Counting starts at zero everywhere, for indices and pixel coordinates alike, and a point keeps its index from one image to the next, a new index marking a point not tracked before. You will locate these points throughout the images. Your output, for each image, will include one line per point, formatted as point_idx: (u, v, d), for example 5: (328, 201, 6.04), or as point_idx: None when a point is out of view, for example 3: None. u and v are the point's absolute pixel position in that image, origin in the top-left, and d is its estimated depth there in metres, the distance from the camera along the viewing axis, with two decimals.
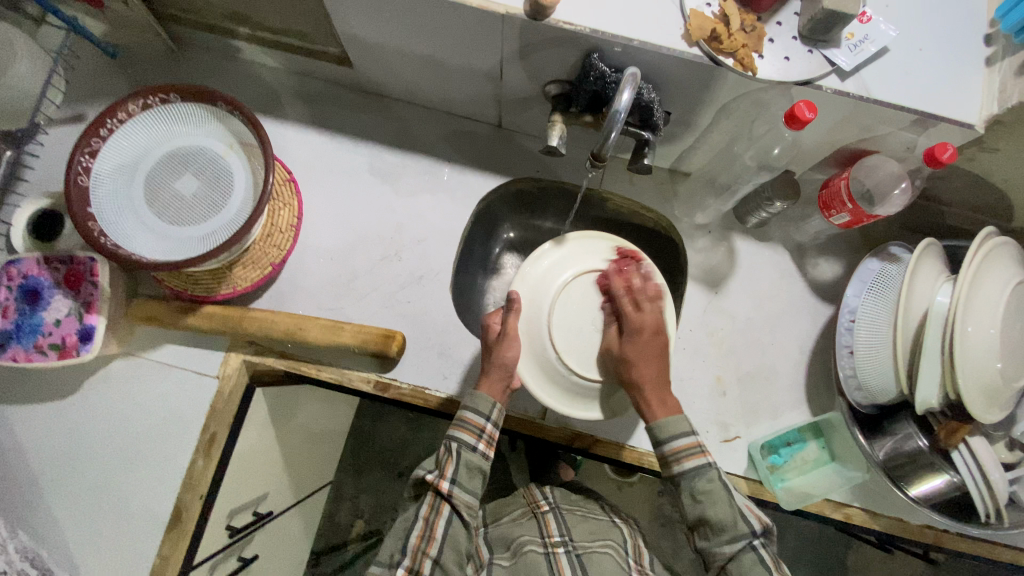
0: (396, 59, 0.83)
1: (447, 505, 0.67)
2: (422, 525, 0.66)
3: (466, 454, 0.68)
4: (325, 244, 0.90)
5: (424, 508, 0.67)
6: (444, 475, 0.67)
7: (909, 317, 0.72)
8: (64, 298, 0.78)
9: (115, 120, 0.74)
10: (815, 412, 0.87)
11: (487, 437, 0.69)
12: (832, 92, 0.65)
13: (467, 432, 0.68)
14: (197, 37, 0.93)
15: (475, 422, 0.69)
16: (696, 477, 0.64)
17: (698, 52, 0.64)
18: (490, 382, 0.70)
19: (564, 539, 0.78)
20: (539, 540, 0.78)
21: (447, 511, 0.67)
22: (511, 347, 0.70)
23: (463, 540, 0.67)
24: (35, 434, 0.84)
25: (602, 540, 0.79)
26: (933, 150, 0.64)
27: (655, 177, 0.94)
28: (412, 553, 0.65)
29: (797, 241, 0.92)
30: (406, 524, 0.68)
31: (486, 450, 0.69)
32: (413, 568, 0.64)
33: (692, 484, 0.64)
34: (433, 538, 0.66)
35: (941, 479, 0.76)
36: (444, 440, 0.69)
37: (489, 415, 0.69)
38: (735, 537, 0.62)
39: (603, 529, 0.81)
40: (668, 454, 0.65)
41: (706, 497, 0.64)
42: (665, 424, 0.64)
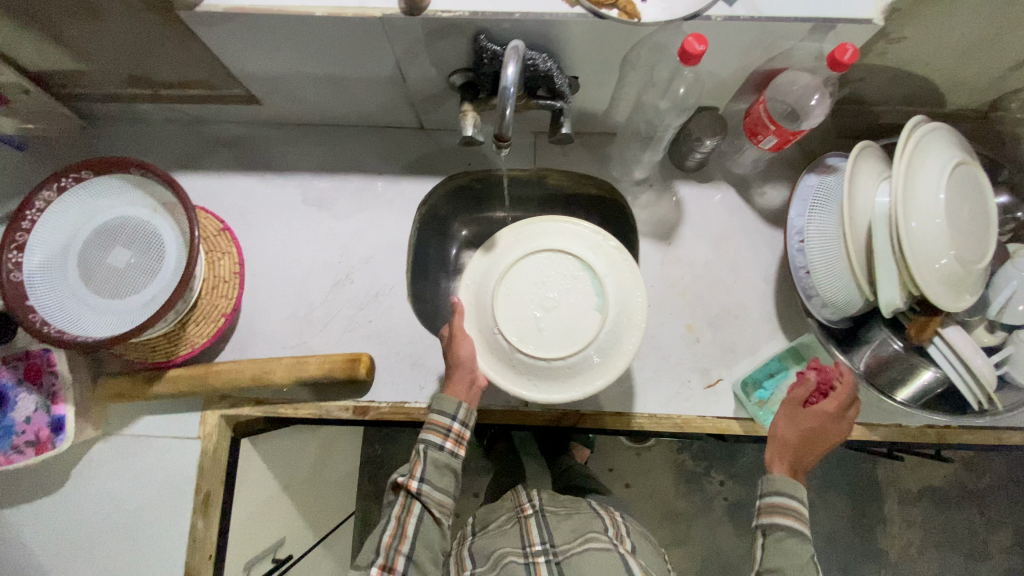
0: (301, 85, 0.82)
1: (417, 503, 0.70)
2: (394, 524, 0.69)
3: (434, 452, 0.71)
4: (276, 284, 0.89)
5: (396, 507, 0.70)
6: (413, 475, 0.70)
7: (856, 225, 0.72)
8: (29, 394, 0.78)
9: (35, 211, 0.74)
10: (793, 339, 0.86)
11: (455, 435, 0.72)
12: (723, 19, 0.64)
13: (435, 433, 0.71)
14: (105, 108, 0.93)
15: (442, 421, 0.71)
16: (790, 535, 0.66)
17: (581, 10, 0.63)
18: (456, 381, 0.71)
19: (545, 545, 0.78)
20: (521, 551, 0.78)
21: (418, 508, 0.70)
22: (464, 345, 0.71)
23: (435, 537, 0.70)
24: (35, 533, 0.84)
25: (583, 535, 0.78)
26: (833, 55, 0.62)
27: (586, 143, 0.93)
28: (384, 552, 0.67)
29: (739, 174, 0.91)
30: (378, 528, 0.70)
31: (455, 447, 0.72)
32: (386, 564, 0.66)
33: (785, 540, 0.66)
34: (406, 535, 0.69)
35: (928, 375, 0.76)
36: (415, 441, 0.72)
37: (456, 414, 0.71)
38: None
39: (585, 523, 0.81)
40: (767, 504, 0.68)
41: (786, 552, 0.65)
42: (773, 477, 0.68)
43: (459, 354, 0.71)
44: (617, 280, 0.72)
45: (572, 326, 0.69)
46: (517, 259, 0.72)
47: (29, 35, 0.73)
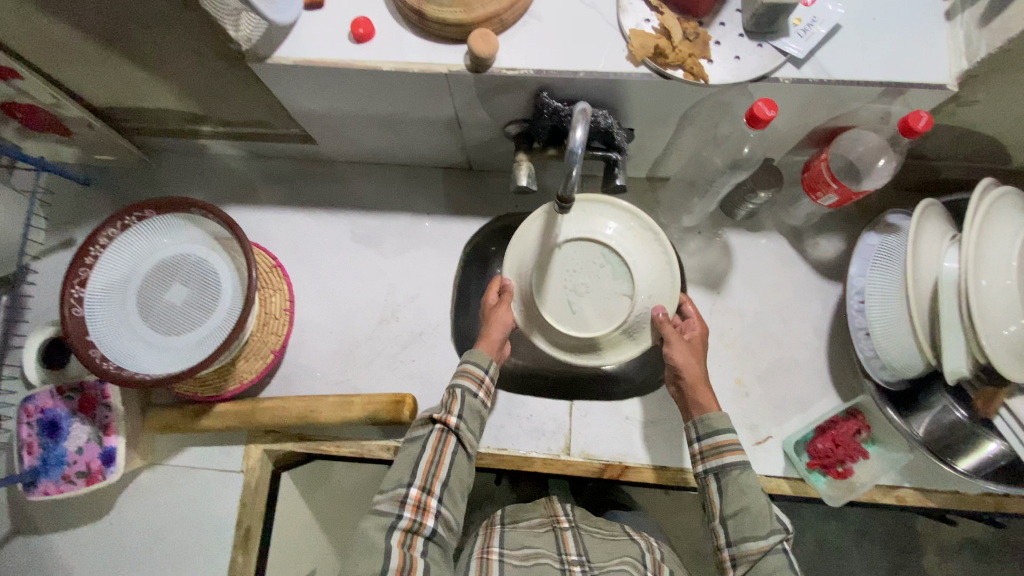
0: (357, 126, 0.84)
1: (454, 438, 0.68)
2: (430, 453, 0.66)
3: (469, 398, 0.69)
4: (323, 319, 0.90)
5: (431, 440, 0.67)
6: (452, 411, 0.68)
7: (919, 290, 0.69)
8: (82, 425, 0.79)
9: (97, 246, 0.75)
10: (846, 397, 0.84)
11: (487, 386, 0.71)
12: (791, 82, 0.63)
13: (470, 379, 0.70)
14: (165, 142, 0.95)
15: (476, 370, 0.71)
16: (742, 471, 0.67)
17: (646, 69, 0.63)
18: (488, 339, 0.74)
19: (581, 557, 0.76)
20: (555, 556, 0.76)
21: (455, 442, 0.68)
22: (502, 315, 0.74)
23: (465, 473, 0.68)
24: (80, 558, 0.86)
25: (620, 557, 0.76)
26: (907, 121, 0.61)
27: (635, 189, 0.93)
28: (422, 476, 0.65)
29: (791, 225, 0.90)
30: (412, 456, 0.67)
31: (486, 398, 0.71)
32: (425, 487, 0.65)
33: (740, 477, 0.66)
34: (442, 465, 0.67)
35: (992, 446, 0.74)
36: (449, 385, 0.70)
37: (489, 367, 0.72)
38: (771, 533, 0.63)
39: (622, 547, 0.79)
40: (712, 446, 0.69)
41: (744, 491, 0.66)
42: (714, 415, 0.70)
43: (494, 319, 0.74)
44: (653, 264, 0.73)
45: (607, 308, 0.71)
46: (555, 245, 0.71)
47: (102, 77, 0.75)
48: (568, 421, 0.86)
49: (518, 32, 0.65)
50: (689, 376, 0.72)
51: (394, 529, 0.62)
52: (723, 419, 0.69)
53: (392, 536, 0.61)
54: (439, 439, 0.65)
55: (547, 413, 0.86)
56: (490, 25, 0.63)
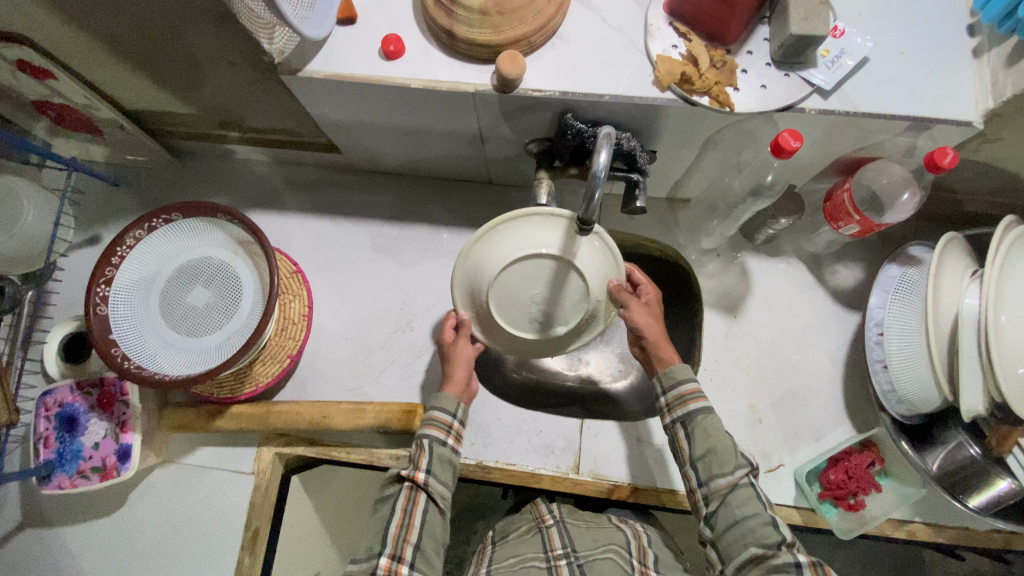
0: (381, 138, 0.85)
1: (423, 495, 0.67)
2: (400, 516, 0.66)
3: (437, 448, 0.69)
4: (340, 325, 0.91)
5: (400, 501, 0.67)
6: (419, 467, 0.68)
7: (939, 325, 0.69)
8: (99, 421, 0.81)
9: (124, 247, 0.78)
10: (860, 428, 0.83)
11: (456, 433, 0.71)
12: (816, 112, 0.63)
13: (437, 429, 0.70)
14: (193, 146, 0.98)
15: (443, 419, 0.71)
16: (707, 414, 0.66)
17: (671, 95, 0.64)
18: (454, 382, 0.73)
19: (567, 550, 0.74)
20: (542, 556, 0.75)
21: (424, 500, 0.67)
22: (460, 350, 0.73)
23: (439, 527, 0.67)
24: (91, 552, 0.87)
25: (605, 545, 0.75)
26: (932, 156, 0.61)
27: (654, 209, 0.93)
28: (393, 543, 0.65)
29: (811, 252, 0.89)
30: (383, 521, 0.67)
31: (456, 444, 0.71)
32: (395, 555, 0.64)
33: (706, 420, 0.66)
34: (412, 527, 0.66)
35: (1003, 485, 0.72)
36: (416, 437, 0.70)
37: (456, 411, 0.72)
38: (737, 469, 0.64)
39: (607, 535, 0.77)
40: (675, 396, 0.68)
41: (716, 434, 0.66)
42: (674, 366, 0.69)
43: (458, 357, 0.73)
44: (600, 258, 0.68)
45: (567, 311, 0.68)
46: (499, 274, 0.67)
47: (137, 82, 0.77)
48: (577, 439, 0.86)
49: (545, 53, 0.66)
50: (651, 335, 0.69)
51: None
52: (686, 369, 0.68)
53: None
54: (406, 499, 0.65)
55: (557, 430, 0.86)
56: (518, 46, 0.64)
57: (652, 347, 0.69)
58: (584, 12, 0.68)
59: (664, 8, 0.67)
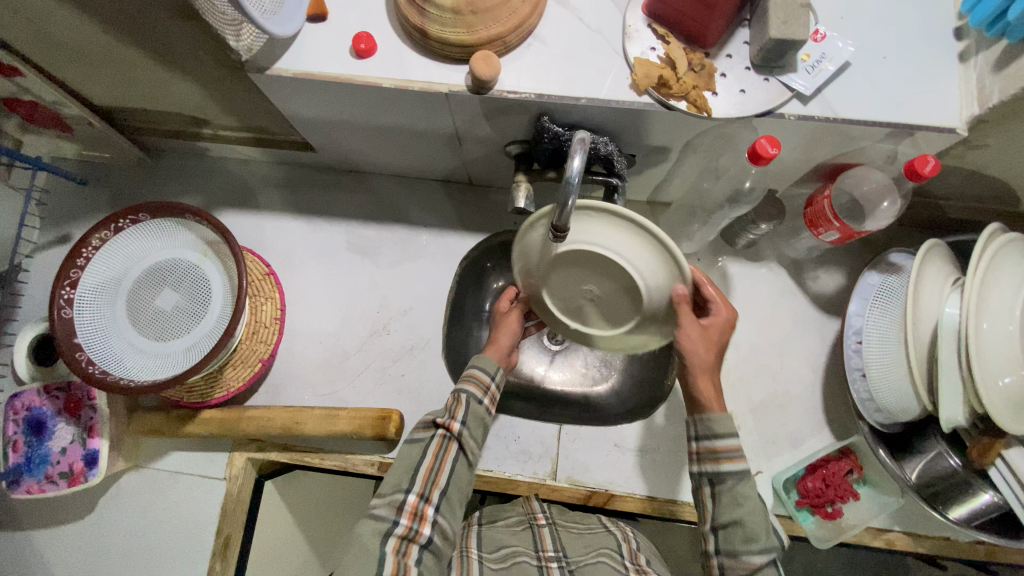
0: (358, 137, 0.83)
1: (456, 445, 0.65)
2: (430, 458, 0.63)
3: (473, 404, 0.67)
4: (315, 328, 0.90)
5: (431, 446, 0.64)
6: (455, 417, 0.65)
7: (919, 334, 0.68)
8: (66, 425, 0.79)
9: (89, 249, 0.75)
10: (839, 435, 0.82)
11: (491, 394, 0.70)
12: (796, 118, 0.62)
13: (475, 386, 0.68)
14: (166, 143, 0.95)
15: (480, 377, 0.69)
16: (739, 481, 0.63)
17: (649, 98, 0.62)
18: (497, 346, 0.75)
19: (558, 554, 0.73)
20: (533, 554, 0.73)
21: (456, 450, 0.64)
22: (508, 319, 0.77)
23: (465, 481, 0.65)
24: (59, 558, 0.85)
25: (597, 551, 0.74)
26: (913, 164, 0.60)
27: (635, 212, 0.92)
28: (422, 483, 0.62)
29: (792, 257, 0.89)
30: (410, 461, 0.64)
31: (490, 405, 0.69)
32: (423, 495, 0.61)
33: (735, 487, 0.63)
34: (443, 473, 0.63)
35: (983, 499, 0.72)
36: (454, 389, 0.68)
37: (495, 374, 0.71)
38: (764, 548, 0.61)
39: (598, 540, 0.76)
40: (708, 449, 0.65)
41: (746, 503, 0.63)
42: (716, 418, 0.65)
43: (505, 324, 0.77)
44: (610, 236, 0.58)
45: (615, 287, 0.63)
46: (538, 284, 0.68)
47: (103, 78, 0.75)
48: (555, 445, 0.85)
49: (521, 54, 0.64)
50: (693, 365, 0.65)
51: (390, 536, 0.59)
52: (726, 421, 0.64)
53: (387, 543, 0.58)
54: (440, 446, 0.62)
55: (535, 436, 0.85)
56: (493, 46, 0.63)
57: (690, 376, 0.66)
58: (561, 12, 0.66)
59: (642, 9, 0.65)
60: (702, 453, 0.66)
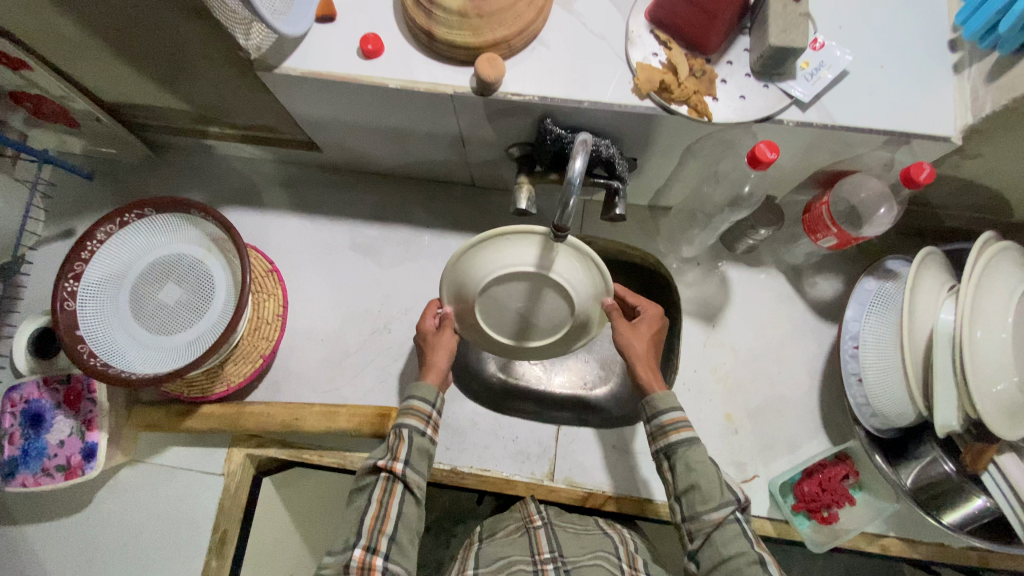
0: (362, 137, 0.84)
1: (400, 485, 0.64)
2: (376, 507, 0.63)
3: (416, 438, 0.66)
4: (316, 326, 0.90)
5: (376, 492, 0.64)
6: (397, 457, 0.64)
7: (914, 339, 0.69)
8: (65, 418, 0.79)
9: (94, 242, 0.76)
10: (835, 440, 0.83)
11: (435, 423, 0.68)
12: (794, 124, 0.63)
13: (417, 418, 0.66)
14: (171, 140, 0.96)
15: (423, 408, 0.67)
16: (689, 447, 0.64)
17: (650, 103, 0.63)
18: (433, 369, 0.69)
19: (554, 554, 0.71)
20: (529, 560, 0.72)
21: (401, 490, 0.64)
22: (439, 353, 0.70)
23: (415, 519, 0.64)
24: (53, 552, 0.85)
25: (593, 552, 0.72)
26: (909, 172, 0.61)
27: (636, 216, 0.93)
28: (367, 533, 0.62)
29: (791, 263, 0.90)
30: (359, 511, 0.64)
31: (435, 434, 0.68)
32: (370, 546, 0.61)
33: (688, 454, 0.64)
34: (389, 518, 0.63)
35: (977, 503, 0.73)
36: (393, 427, 0.66)
37: (436, 402, 0.68)
38: (723, 505, 0.61)
39: (595, 541, 0.75)
40: (659, 427, 0.66)
41: (700, 466, 0.64)
42: (659, 395, 0.67)
43: (439, 345, 0.71)
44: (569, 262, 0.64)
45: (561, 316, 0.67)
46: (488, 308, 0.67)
47: (111, 74, 0.76)
48: (553, 446, 0.85)
49: (526, 57, 0.66)
50: (630, 358, 0.68)
51: None
52: (668, 399, 0.66)
53: None
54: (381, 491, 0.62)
55: (533, 437, 0.85)
56: (497, 49, 0.64)
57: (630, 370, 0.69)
58: (566, 17, 0.67)
59: (646, 16, 0.66)
60: (654, 431, 0.67)
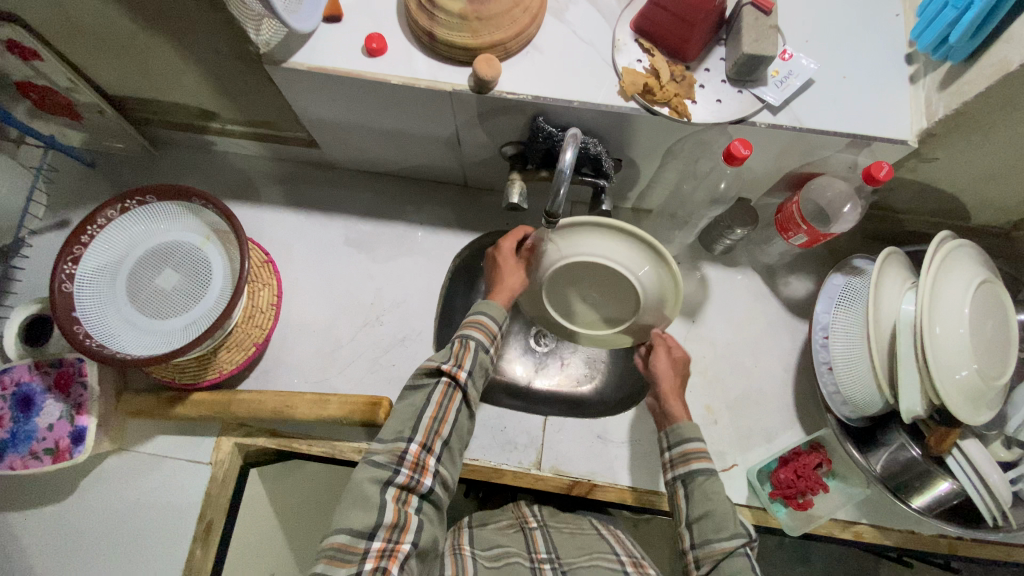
0: (363, 136, 0.87)
1: (459, 394, 0.68)
2: (434, 408, 0.67)
3: (480, 353, 0.70)
4: (309, 318, 0.92)
5: (436, 394, 0.67)
6: (462, 366, 0.68)
7: (880, 330, 0.74)
8: (55, 402, 0.79)
9: (95, 227, 0.78)
10: (809, 431, 0.87)
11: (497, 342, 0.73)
12: (766, 126, 0.69)
13: (481, 333, 0.71)
14: (173, 136, 0.99)
15: (487, 324, 0.71)
16: (707, 477, 0.68)
17: (635, 104, 0.68)
18: (503, 292, 0.74)
19: (550, 556, 0.76)
20: (525, 556, 0.76)
21: (459, 400, 0.68)
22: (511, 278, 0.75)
23: (465, 429, 0.70)
24: (32, 542, 0.83)
25: (590, 553, 0.76)
26: (869, 170, 0.66)
27: (620, 217, 0.98)
28: (424, 432, 0.65)
29: (766, 263, 0.95)
30: (415, 408, 0.67)
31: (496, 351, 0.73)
32: (425, 445, 0.65)
33: (705, 483, 0.67)
34: (445, 422, 0.67)
35: (943, 486, 0.75)
36: (459, 336, 0.70)
37: (501, 322, 0.73)
38: (733, 536, 0.64)
39: (590, 542, 0.78)
40: (680, 453, 0.70)
41: (716, 497, 0.66)
42: (683, 426, 0.71)
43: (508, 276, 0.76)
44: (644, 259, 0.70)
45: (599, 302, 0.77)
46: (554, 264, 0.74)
47: (121, 67, 0.79)
48: (540, 436, 0.87)
49: (520, 60, 0.70)
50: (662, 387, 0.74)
51: (390, 484, 0.63)
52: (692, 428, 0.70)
53: (388, 491, 0.62)
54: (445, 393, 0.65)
55: (521, 427, 0.88)
56: (494, 50, 0.69)
57: (661, 397, 0.74)
58: (557, 25, 0.73)
59: (631, 25, 0.72)
60: (673, 458, 0.70)
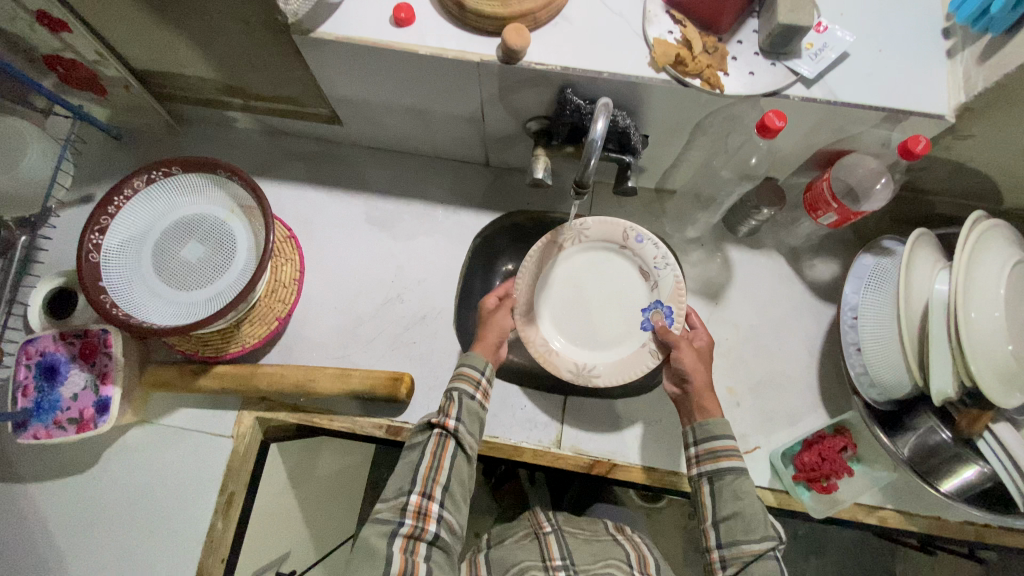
0: (387, 113, 0.87)
1: (453, 441, 0.69)
2: (429, 458, 0.67)
3: (466, 400, 0.71)
4: (329, 295, 0.92)
5: (430, 444, 0.68)
6: (449, 415, 0.69)
7: (911, 310, 0.72)
8: (80, 372, 0.80)
9: (121, 198, 0.78)
10: (833, 414, 0.86)
11: (484, 389, 0.73)
12: (800, 99, 0.67)
13: (467, 382, 0.72)
14: (196, 112, 0.99)
15: (472, 375, 0.73)
16: (737, 476, 0.68)
17: (666, 76, 0.67)
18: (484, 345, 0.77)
19: (565, 561, 0.75)
20: (540, 563, 0.75)
21: (454, 445, 0.69)
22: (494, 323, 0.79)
23: (467, 474, 0.69)
24: (55, 511, 0.84)
25: (605, 559, 0.75)
26: (906, 144, 0.65)
27: (643, 198, 0.97)
28: (422, 482, 0.66)
29: (791, 245, 0.94)
30: (412, 461, 0.68)
31: (484, 400, 0.73)
32: (425, 493, 0.66)
33: (735, 482, 0.68)
34: (442, 469, 0.67)
35: (972, 470, 0.75)
36: (446, 390, 0.72)
37: (484, 370, 0.75)
38: (763, 539, 0.65)
39: (606, 550, 0.78)
40: (707, 451, 0.71)
41: (747, 496, 0.67)
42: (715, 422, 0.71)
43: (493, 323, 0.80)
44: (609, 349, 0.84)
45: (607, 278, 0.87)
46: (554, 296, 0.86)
47: (148, 40, 0.79)
48: (560, 415, 0.87)
49: (549, 30, 0.70)
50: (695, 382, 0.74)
51: (397, 536, 0.63)
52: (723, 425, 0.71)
53: (394, 543, 0.63)
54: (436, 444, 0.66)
55: (541, 406, 0.87)
56: (524, 20, 0.68)
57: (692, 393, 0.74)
58: None
59: None
60: (699, 454, 0.71)
